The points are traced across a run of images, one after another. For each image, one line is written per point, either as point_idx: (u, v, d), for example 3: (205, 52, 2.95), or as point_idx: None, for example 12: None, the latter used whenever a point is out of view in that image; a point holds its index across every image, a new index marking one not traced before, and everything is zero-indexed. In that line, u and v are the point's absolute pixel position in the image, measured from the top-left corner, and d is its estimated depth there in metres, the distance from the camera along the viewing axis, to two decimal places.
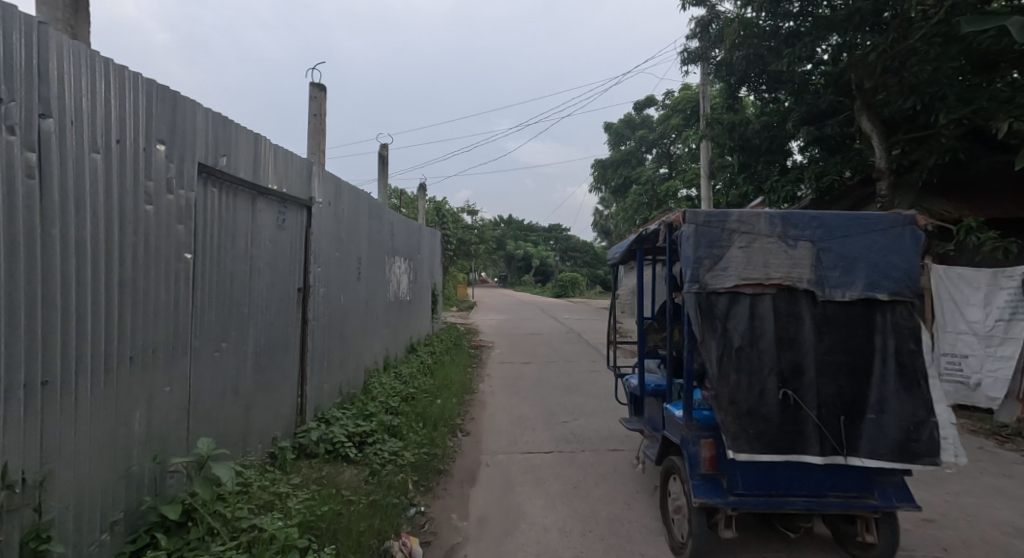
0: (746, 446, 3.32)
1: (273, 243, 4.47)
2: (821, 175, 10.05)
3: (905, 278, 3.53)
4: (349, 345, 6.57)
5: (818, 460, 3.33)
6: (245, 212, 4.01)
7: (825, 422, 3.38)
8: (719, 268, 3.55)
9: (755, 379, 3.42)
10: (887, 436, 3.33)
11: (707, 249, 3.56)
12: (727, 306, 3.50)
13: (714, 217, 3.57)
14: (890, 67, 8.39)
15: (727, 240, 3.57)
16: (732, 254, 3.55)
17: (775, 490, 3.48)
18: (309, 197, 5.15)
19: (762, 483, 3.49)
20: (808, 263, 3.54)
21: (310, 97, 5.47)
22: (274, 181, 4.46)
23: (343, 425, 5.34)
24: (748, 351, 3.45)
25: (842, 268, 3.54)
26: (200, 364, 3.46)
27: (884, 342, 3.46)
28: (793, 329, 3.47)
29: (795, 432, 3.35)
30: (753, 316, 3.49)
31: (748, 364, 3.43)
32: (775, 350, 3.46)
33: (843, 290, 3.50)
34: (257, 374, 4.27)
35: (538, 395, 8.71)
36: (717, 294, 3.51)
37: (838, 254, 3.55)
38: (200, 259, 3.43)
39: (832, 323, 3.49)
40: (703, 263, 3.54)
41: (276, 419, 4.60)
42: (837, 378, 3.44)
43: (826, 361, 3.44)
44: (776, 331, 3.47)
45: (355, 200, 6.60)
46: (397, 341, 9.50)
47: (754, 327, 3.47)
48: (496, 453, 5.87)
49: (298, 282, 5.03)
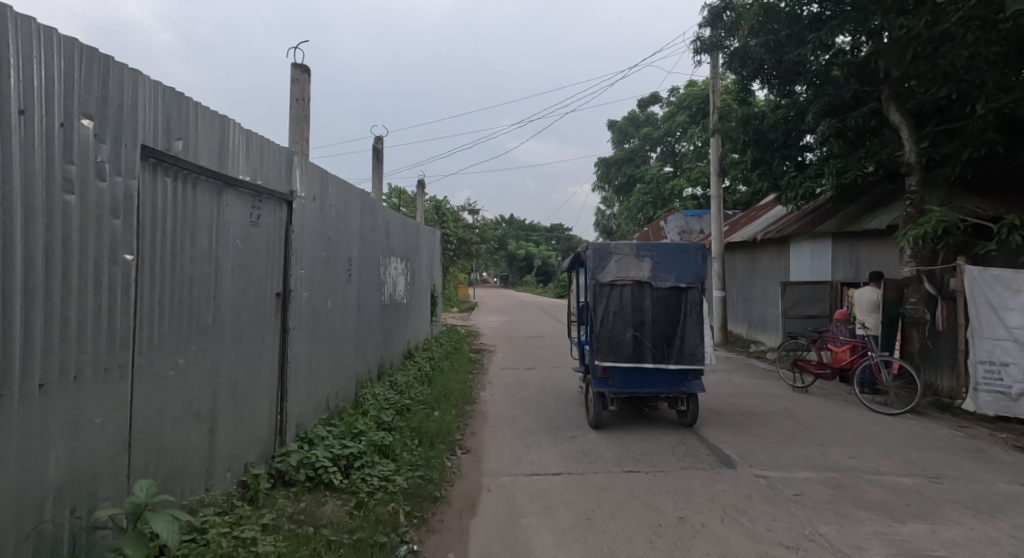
0: (614, 357, 6.59)
1: (245, 242, 3.90)
2: (843, 169, 9.51)
3: (697, 276, 6.76)
4: (338, 354, 6.01)
5: (649, 364, 6.60)
6: (209, 205, 3.44)
7: (656, 346, 6.63)
8: (604, 270, 6.74)
9: (622, 326, 6.62)
10: (685, 351, 6.61)
11: (598, 261, 6.76)
12: (608, 290, 6.66)
13: (602, 247, 6.77)
14: (923, 53, 7.81)
15: (609, 257, 6.78)
16: (611, 264, 6.76)
17: (635, 387, 6.66)
18: (289, 191, 4.58)
19: (628, 382, 6.66)
20: (648, 268, 6.73)
21: (292, 78, 4.89)
22: (246, 170, 3.89)
23: (328, 446, 4.78)
24: (619, 313, 6.64)
25: (666, 270, 6.77)
26: (149, 386, 2.90)
27: (688, 307, 6.66)
28: (643, 301, 6.65)
29: (639, 352, 6.61)
30: (622, 295, 6.64)
31: (618, 319, 6.64)
32: (631, 313, 6.65)
33: (666, 281, 6.71)
34: (225, 394, 3.71)
35: (544, 405, 8.16)
36: (603, 283, 6.69)
37: (665, 264, 6.78)
38: (147, 261, 2.87)
39: (661, 297, 6.68)
40: (597, 268, 6.72)
41: (249, 443, 4.05)
42: (663, 325, 6.66)
43: (657, 317, 6.68)
44: (634, 303, 6.64)
45: (344, 195, 6.05)
46: (394, 347, 8.96)
47: (622, 300, 6.64)
48: (498, 476, 5.30)
49: (276, 286, 4.46)
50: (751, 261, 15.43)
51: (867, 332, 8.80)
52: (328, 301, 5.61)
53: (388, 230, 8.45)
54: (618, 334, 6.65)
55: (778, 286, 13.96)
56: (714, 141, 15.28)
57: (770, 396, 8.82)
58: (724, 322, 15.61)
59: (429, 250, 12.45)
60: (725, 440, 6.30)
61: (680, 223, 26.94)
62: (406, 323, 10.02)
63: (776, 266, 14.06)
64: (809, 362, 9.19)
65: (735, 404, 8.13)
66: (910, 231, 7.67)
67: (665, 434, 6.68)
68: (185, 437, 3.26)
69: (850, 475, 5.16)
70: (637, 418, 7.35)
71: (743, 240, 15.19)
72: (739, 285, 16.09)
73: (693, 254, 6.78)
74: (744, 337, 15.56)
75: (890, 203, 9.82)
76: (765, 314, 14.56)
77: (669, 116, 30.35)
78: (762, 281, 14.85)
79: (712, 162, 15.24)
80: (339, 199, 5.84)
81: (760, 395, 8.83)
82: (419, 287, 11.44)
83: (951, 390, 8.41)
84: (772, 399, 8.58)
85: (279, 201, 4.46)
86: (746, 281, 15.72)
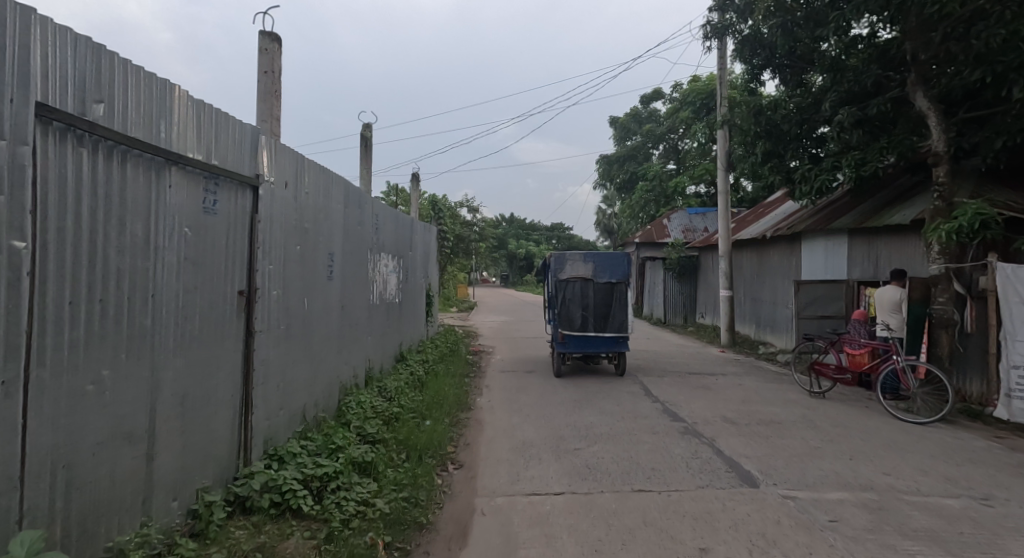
0: (572, 328, 9.85)
1: (196, 230, 3.34)
2: (863, 161, 8.95)
3: (624, 272, 10.08)
4: (318, 359, 5.44)
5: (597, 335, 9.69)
6: (146, 185, 2.89)
7: (599, 322, 9.89)
8: (563, 271, 10.13)
9: (575, 308, 9.94)
10: (616, 321, 9.91)
11: (560, 266, 10.10)
12: (566, 284, 10.05)
13: (562, 256, 10.09)
14: (954, 33, 7.27)
15: (566, 262, 10.17)
16: (568, 267, 10.14)
17: (584, 348, 9.89)
18: (255, 173, 4.01)
19: (580, 346, 9.88)
20: (592, 269, 10.05)
21: (261, 49, 4.34)
22: (197, 146, 3.33)
23: (300, 465, 4.21)
24: (574, 301, 9.92)
25: (604, 270, 10.08)
26: (55, 404, 2.36)
27: (619, 297, 9.96)
28: (590, 292, 9.92)
29: (587, 324, 9.89)
30: (576, 288, 9.95)
31: (573, 305, 9.92)
32: (581, 298, 9.92)
33: (604, 278, 10.03)
34: (169, 409, 3.13)
35: (545, 413, 7.60)
36: (562, 280, 10.00)
37: (602, 266, 10.13)
38: (51, 250, 2.34)
39: (603, 289, 9.98)
40: (559, 270, 10.05)
41: (203, 465, 3.49)
42: (604, 308, 9.91)
43: (599, 302, 9.95)
44: (584, 293, 9.90)
45: (324, 183, 5.48)
46: (384, 350, 8.40)
47: (577, 292, 9.90)
48: (494, 496, 4.74)
49: (239, 283, 3.90)
50: (759, 260, 14.87)
51: (890, 334, 8.23)
52: (304, 300, 5.04)
53: (377, 224, 7.89)
54: (573, 314, 9.93)
55: (789, 286, 13.39)
56: (721, 135, 14.71)
57: (786, 403, 8.26)
58: (732, 323, 15.04)
59: (425, 248, 11.90)
60: (744, 453, 5.74)
61: (684, 221, 26.35)
62: (399, 324, 9.46)
63: (786, 264, 13.50)
64: (827, 367, 8.64)
65: (751, 412, 7.56)
66: (942, 227, 7.15)
67: (677, 446, 6.11)
68: (110, 463, 2.69)
69: (889, 496, 4.60)
70: (645, 427, 6.78)
71: (752, 237, 14.61)
72: (747, 284, 15.53)
73: (621, 260, 10.06)
74: (753, 339, 15.00)
75: (912, 197, 9.25)
76: (775, 315, 13.99)
77: (673, 112, 29.74)
78: (772, 280, 14.28)
79: (719, 157, 14.67)
80: (317, 186, 5.26)
81: (776, 402, 8.27)
82: (413, 286, 10.89)
83: (980, 397, 7.86)
84: (789, 406, 8.02)
85: (242, 185, 3.88)
86: (754, 281, 15.16)
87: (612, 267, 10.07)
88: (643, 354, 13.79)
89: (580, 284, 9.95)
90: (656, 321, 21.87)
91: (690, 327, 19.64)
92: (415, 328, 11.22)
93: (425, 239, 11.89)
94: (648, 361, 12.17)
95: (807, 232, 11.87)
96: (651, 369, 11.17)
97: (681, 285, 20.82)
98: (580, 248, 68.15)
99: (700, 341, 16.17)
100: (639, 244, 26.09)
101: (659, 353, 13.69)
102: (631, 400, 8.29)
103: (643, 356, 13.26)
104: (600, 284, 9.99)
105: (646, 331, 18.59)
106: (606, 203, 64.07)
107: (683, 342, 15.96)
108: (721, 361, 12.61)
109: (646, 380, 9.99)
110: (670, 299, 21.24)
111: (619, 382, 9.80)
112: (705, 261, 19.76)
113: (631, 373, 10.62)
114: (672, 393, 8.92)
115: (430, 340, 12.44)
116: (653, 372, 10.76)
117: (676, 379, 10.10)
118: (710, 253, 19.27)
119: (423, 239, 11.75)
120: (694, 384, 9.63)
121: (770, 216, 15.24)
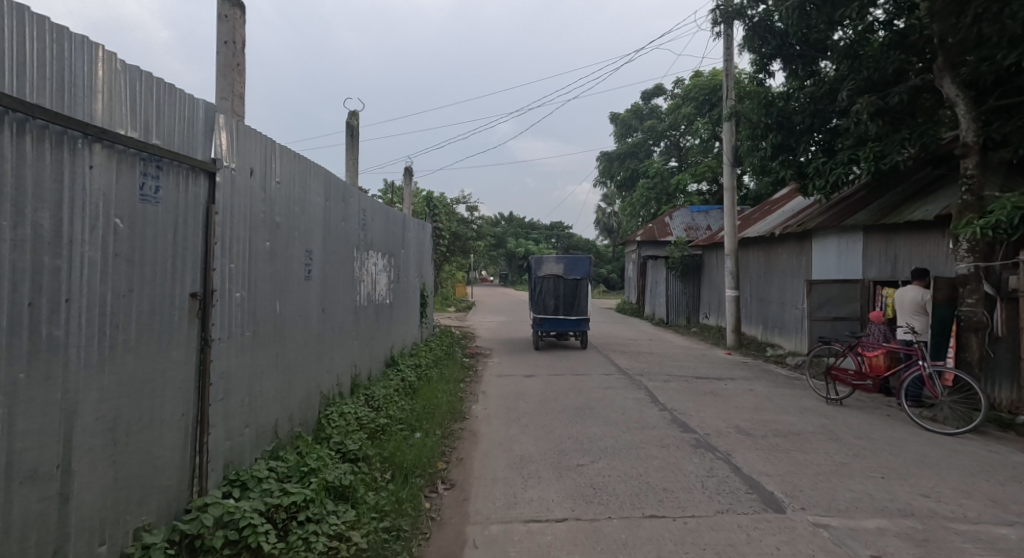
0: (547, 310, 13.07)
1: (130, 221, 2.82)
2: (883, 153, 8.42)
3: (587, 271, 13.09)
4: (293, 368, 4.91)
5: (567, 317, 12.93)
6: (54, 166, 2.38)
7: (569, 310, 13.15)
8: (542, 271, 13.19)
9: (549, 298, 13.16)
10: (581, 308, 13.14)
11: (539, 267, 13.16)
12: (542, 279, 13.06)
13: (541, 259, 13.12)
14: (988, 13, 6.73)
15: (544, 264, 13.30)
16: (546, 268, 13.27)
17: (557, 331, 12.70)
18: (211, 158, 3.49)
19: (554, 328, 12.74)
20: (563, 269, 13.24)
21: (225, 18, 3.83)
22: (131, 122, 2.82)
23: (265, 492, 3.66)
24: (548, 291, 13.20)
25: (570, 269, 13.32)
26: None
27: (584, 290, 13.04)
28: (561, 284, 13.19)
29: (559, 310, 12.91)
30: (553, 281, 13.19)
31: (548, 294, 13.22)
32: (554, 291, 13.22)
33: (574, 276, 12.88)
34: (92, 436, 2.61)
35: (545, 423, 7.07)
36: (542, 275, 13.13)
37: (570, 265, 13.36)
38: None
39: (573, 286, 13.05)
40: (539, 269, 13.15)
41: (141, 499, 2.95)
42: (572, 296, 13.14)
43: (567, 293, 13.17)
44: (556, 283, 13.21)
45: (300, 174, 4.96)
46: (373, 355, 7.87)
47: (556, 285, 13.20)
48: (488, 523, 4.22)
49: (192, 284, 3.36)
50: (767, 259, 14.36)
51: (914, 337, 7.69)
52: (276, 303, 4.51)
53: (365, 220, 7.38)
54: (548, 303, 13.06)
55: (798, 285, 12.87)
56: (727, 129, 14.20)
57: (802, 410, 7.74)
58: (739, 324, 14.52)
59: (419, 247, 11.37)
60: (764, 470, 5.21)
61: (686, 219, 25.85)
62: (390, 326, 8.95)
63: (795, 263, 12.98)
64: (846, 373, 8.10)
65: (766, 421, 7.04)
66: (975, 223, 6.60)
67: (690, 460, 5.57)
68: None
69: (934, 524, 4.07)
70: (654, 439, 6.25)
71: (759, 235, 14.10)
72: (754, 284, 15.01)
73: (584, 263, 13.41)
74: (760, 340, 14.48)
75: (934, 191, 8.73)
76: (784, 316, 13.47)
77: (674, 109, 29.21)
78: (780, 280, 13.77)
79: (725, 152, 14.16)
80: (291, 176, 4.74)
81: (792, 409, 7.74)
82: (406, 286, 10.37)
83: (1011, 405, 7.32)
84: (806, 414, 7.49)
85: (196, 171, 3.36)
86: (761, 280, 14.64)
87: (577, 268, 13.38)
88: (646, 355, 13.27)
89: (553, 281, 13.18)
90: (659, 321, 21.35)
91: (693, 328, 19.11)
92: (408, 331, 10.69)
93: (420, 237, 11.37)
94: (652, 364, 11.65)
95: (819, 229, 11.35)
96: (656, 373, 10.64)
97: (684, 285, 20.29)
98: (579, 247, 67.64)
99: (705, 342, 15.64)
100: (641, 242, 25.56)
101: (663, 356, 13.16)
102: (637, 408, 7.76)
103: (647, 358, 12.73)
104: (569, 280, 13.15)
105: (649, 332, 18.06)
106: (606, 201, 63.52)
107: (687, 343, 15.43)
108: (729, 364, 12.09)
109: (652, 385, 9.47)
110: (673, 299, 20.71)
111: (623, 387, 9.27)
112: (709, 260, 19.24)
113: (636, 377, 10.09)
114: (680, 399, 8.40)
115: (425, 342, 11.91)
116: (659, 376, 10.23)
117: (682, 384, 9.57)
118: (715, 252, 18.74)
119: (417, 236, 11.24)
120: (702, 389, 9.11)
121: (777, 214, 14.73)
